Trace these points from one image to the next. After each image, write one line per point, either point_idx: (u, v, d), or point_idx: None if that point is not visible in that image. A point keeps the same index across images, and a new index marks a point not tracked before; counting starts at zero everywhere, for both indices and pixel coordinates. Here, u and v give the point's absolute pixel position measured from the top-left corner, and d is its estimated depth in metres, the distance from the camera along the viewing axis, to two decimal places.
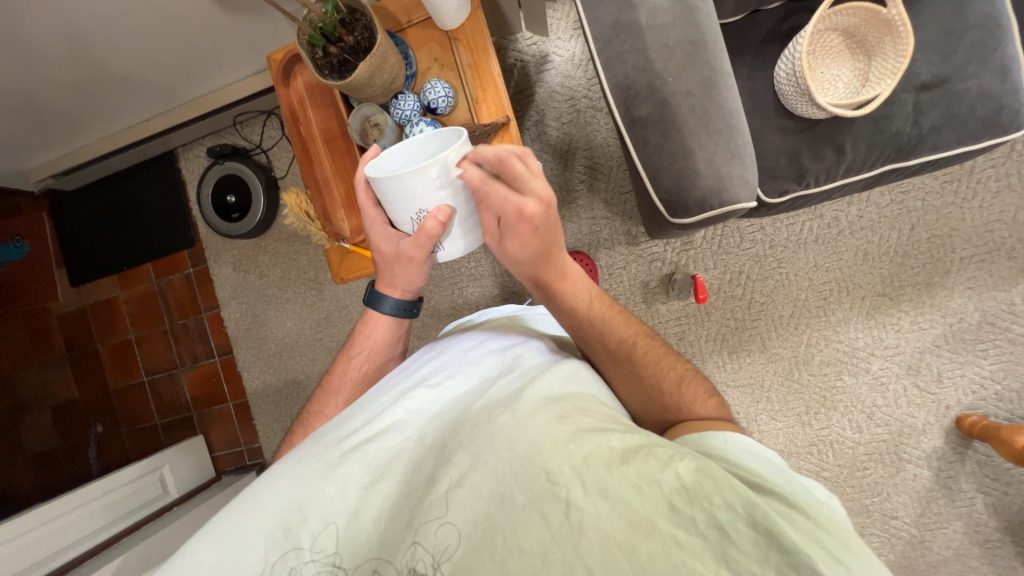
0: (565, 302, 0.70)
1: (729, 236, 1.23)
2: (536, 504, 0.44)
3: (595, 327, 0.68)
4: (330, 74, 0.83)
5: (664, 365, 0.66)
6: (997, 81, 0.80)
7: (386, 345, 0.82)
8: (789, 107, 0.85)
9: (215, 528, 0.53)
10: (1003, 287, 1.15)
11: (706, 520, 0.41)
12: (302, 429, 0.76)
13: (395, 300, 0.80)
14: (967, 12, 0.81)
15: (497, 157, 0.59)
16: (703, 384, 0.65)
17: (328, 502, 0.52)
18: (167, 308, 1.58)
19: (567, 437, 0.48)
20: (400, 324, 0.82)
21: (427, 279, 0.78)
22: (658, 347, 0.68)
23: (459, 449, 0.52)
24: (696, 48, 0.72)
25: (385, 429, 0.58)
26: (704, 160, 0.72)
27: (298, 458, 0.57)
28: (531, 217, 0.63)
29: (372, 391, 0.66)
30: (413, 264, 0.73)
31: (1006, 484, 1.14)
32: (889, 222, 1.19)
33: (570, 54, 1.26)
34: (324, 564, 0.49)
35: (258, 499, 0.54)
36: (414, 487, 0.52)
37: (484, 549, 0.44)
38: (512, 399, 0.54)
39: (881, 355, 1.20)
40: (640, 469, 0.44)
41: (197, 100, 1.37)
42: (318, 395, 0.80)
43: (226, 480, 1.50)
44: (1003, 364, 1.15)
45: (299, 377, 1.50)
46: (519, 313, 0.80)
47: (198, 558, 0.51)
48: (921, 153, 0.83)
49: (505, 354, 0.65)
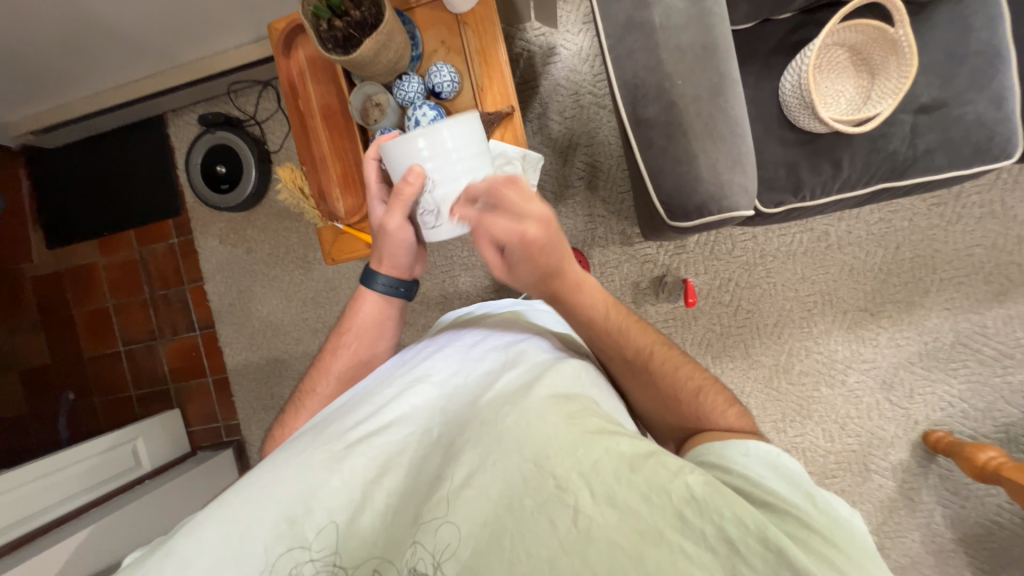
0: (579, 315, 0.67)
1: (721, 242, 1.25)
2: (543, 508, 0.44)
3: (612, 337, 0.66)
4: (334, 48, 0.81)
5: (683, 375, 0.64)
6: (992, 109, 0.82)
7: (378, 326, 0.80)
8: (791, 119, 0.86)
9: (210, 516, 0.51)
10: (978, 310, 1.19)
11: (717, 534, 0.40)
12: (295, 405, 0.77)
13: (384, 277, 0.79)
14: (970, 39, 0.83)
15: (488, 187, 0.61)
16: (725, 393, 0.63)
17: (333, 495, 0.51)
18: (148, 277, 1.54)
19: (576, 441, 0.47)
20: (388, 305, 0.80)
21: (412, 254, 0.77)
22: (676, 355, 0.65)
23: (467, 447, 0.51)
24: (707, 52, 0.72)
25: (390, 423, 0.57)
26: (706, 165, 0.72)
27: (299, 448, 0.56)
28: (535, 241, 0.61)
29: (376, 381, 0.65)
30: (393, 232, 0.72)
31: (964, 497, 1.19)
32: (876, 240, 1.21)
33: (578, 48, 1.25)
34: (324, 563, 0.48)
35: (258, 485, 0.53)
36: (421, 481, 0.52)
37: (491, 550, 0.43)
38: (520, 398, 0.53)
39: (858, 368, 1.23)
40: (650, 478, 0.44)
41: (191, 65, 1.33)
42: (311, 372, 0.80)
43: (200, 455, 1.48)
44: (971, 384, 1.20)
45: (282, 356, 1.49)
46: (519, 307, 0.77)
47: (196, 547, 0.49)
48: (914, 174, 0.85)
49: (508, 349, 0.63)
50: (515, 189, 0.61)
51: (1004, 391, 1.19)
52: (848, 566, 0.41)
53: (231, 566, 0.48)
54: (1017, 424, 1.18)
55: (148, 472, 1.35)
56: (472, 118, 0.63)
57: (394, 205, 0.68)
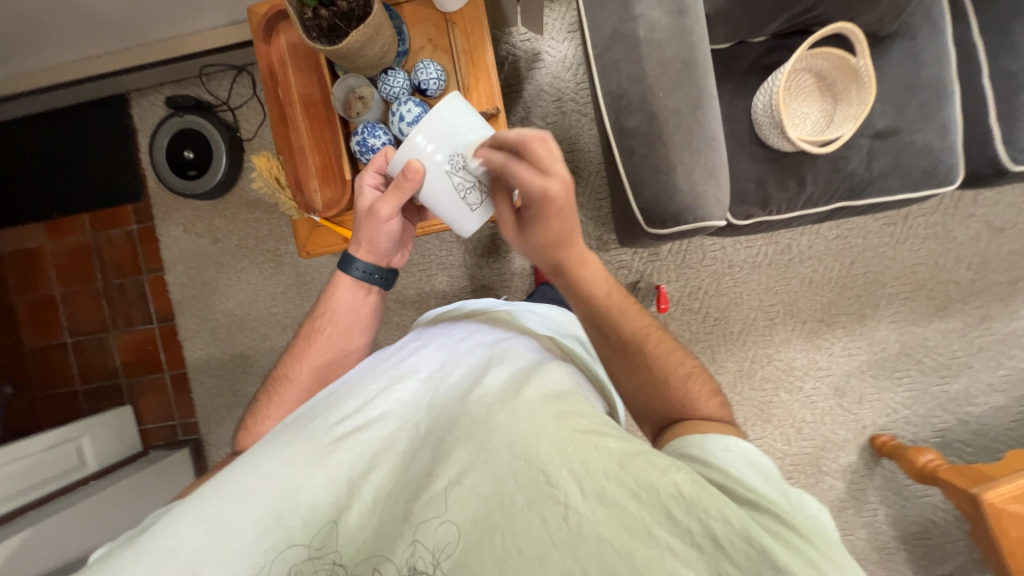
0: (583, 290, 0.69)
1: (692, 251, 1.30)
2: (534, 505, 0.43)
3: (612, 316, 0.68)
4: (318, 37, 0.79)
5: (671, 361, 0.67)
6: (938, 138, 0.89)
7: (352, 311, 0.79)
8: (762, 137, 0.91)
9: (188, 511, 0.49)
10: (921, 323, 1.29)
11: (702, 530, 0.40)
12: (268, 393, 0.75)
13: (362, 262, 0.77)
14: (921, 73, 0.90)
15: (519, 138, 0.61)
16: (708, 382, 0.66)
17: (320, 491, 0.50)
18: (101, 264, 1.45)
19: (564, 439, 0.46)
20: (363, 290, 0.79)
21: (395, 242, 0.77)
22: (668, 341, 0.69)
23: (456, 444, 0.50)
24: (687, 68, 0.75)
25: (377, 419, 0.56)
26: (684, 176, 0.75)
27: (279, 442, 0.54)
28: (555, 200, 0.63)
29: (358, 375, 0.63)
30: (380, 220, 0.73)
31: (904, 497, 1.28)
32: (834, 255, 1.29)
33: (562, 55, 1.27)
34: (324, 562, 0.46)
35: (239, 481, 0.51)
36: (411, 478, 0.50)
37: (482, 546, 0.43)
38: (509, 396, 0.51)
39: (815, 375, 1.30)
40: (639, 476, 0.43)
41: (159, 44, 1.27)
42: (285, 358, 0.78)
43: (153, 454, 1.40)
44: (913, 392, 1.29)
45: (247, 351, 1.43)
46: (504, 308, 0.78)
47: (174, 542, 0.47)
48: (868, 195, 0.91)
49: (494, 346, 0.62)
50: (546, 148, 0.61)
51: (941, 398, 1.28)
52: (824, 564, 0.41)
53: (214, 559, 0.46)
54: (952, 429, 1.28)
55: (95, 472, 1.26)
56: (456, 97, 0.64)
57: (388, 195, 0.70)
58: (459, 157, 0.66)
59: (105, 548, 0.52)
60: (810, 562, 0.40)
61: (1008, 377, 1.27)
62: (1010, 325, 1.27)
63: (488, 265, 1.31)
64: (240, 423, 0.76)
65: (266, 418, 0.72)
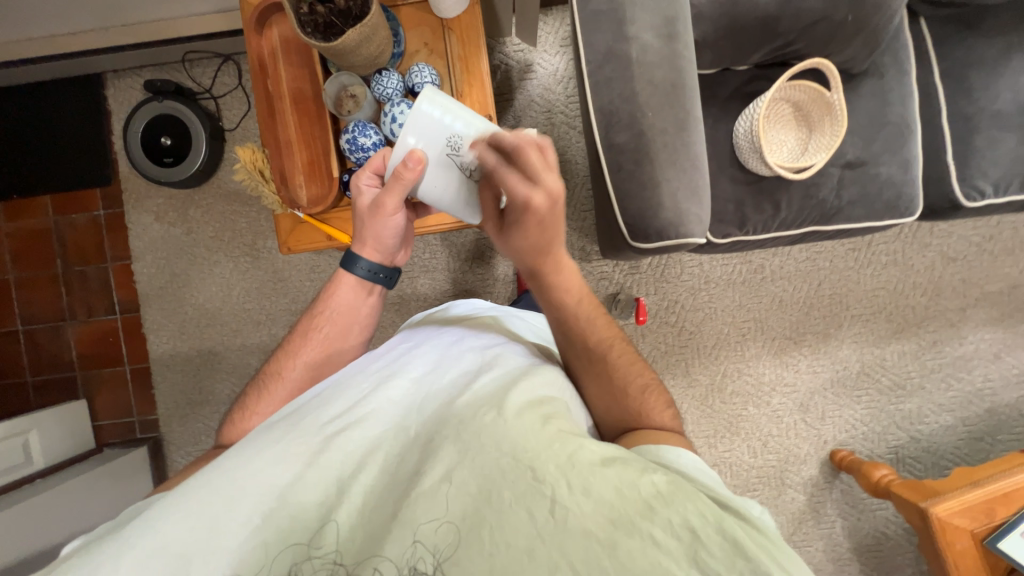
0: (558, 294, 0.71)
1: (671, 266, 1.34)
2: (521, 500, 0.43)
3: (581, 324, 0.70)
4: (313, 33, 0.78)
5: (629, 370, 0.68)
6: (901, 172, 0.95)
7: (351, 311, 0.77)
8: (741, 160, 0.95)
9: (175, 506, 0.47)
10: (880, 345, 1.36)
11: (681, 522, 0.40)
12: (258, 388, 0.73)
13: (366, 261, 0.77)
14: (888, 111, 0.96)
15: (517, 143, 0.64)
16: (663, 395, 0.68)
17: (310, 489, 0.48)
18: (63, 250, 1.38)
19: (550, 438, 0.46)
20: (366, 290, 0.78)
21: (400, 237, 0.77)
22: (630, 352, 0.70)
23: (447, 443, 0.49)
24: (676, 90, 0.77)
25: (366, 418, 0.54)
26: (668, 193, 0.78)
27: (266, 439, 0.53)
28: (537, 209, 0.65)
29: (347, 375, 0.62)
30: (385, 216, 0.73)
31: (860, 510, 1.34)
32: (803, 276, 1.35)
33: (553, 68, 1.30)
34: (324, 562, 0.44)
35: (230, 478, 0.49)
36: (401, 477, 0.49)
37: (473, 543, 0.42)
38: (499, 398, 0.52)
39: (781, 391, 1.36)
40: (620, 474, 0.44)
41: (140, 25, 1.23)
42: (278, 355, 0.76)
43: (108, 452, 1.33)
44: (871, 409, 1.36)
45: (215, 348, 1.38)
46: (497, 313, 0.78)
47: (159, 540, 0.45)
48: (837, 221, 0.96)
49: (485, 351, 0.61)
50: (539, 156, 0.64)
51: (896, 417, 1.36)
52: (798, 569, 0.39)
53: (201, 557, 0.44)
54: (905, 445, 1.35)
55: (43, 470, 1.19)
56: (434, 88, 0.68)
57: (389, 189, 0.71)
58: (456, 138, 0.68)
59: (78, 545, 0.49)
60: (777, 562, 0.38)
61: (956, 398, 1.36)
62: (959, 349, 1.36)
63: (470, 270, 1.31)
64: (225, 417, 0.73)
65: (252, 415, 0.70)
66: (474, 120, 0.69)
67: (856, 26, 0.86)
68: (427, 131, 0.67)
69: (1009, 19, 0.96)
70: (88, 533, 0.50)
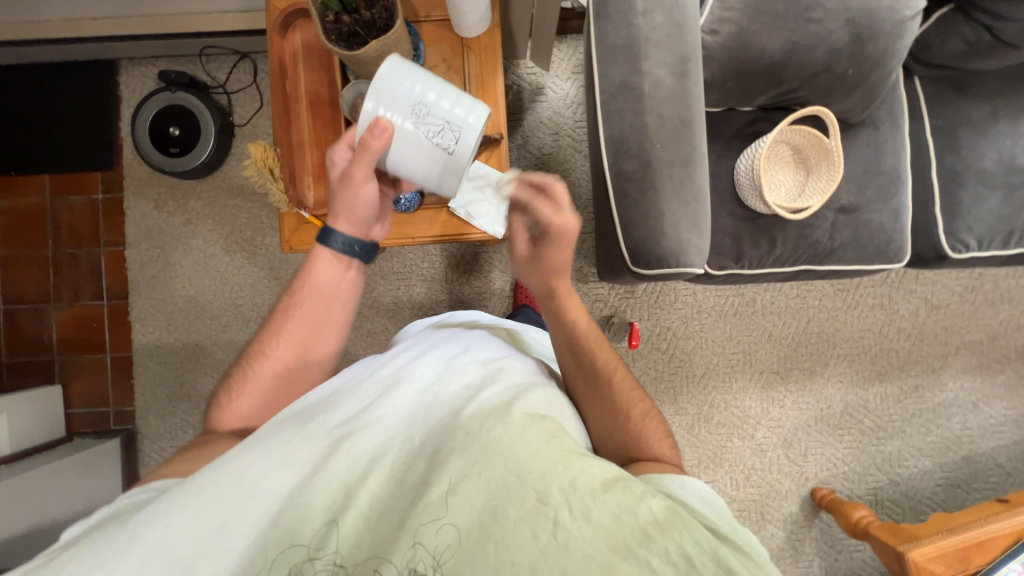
0: (573, 312, 0.75)
1: (666, 293, 1.36)
2: (525, 520, 0.43)
3: (585, 348, 0.71)
4: (336, 40, 0.80)
5: (629, 396, 0.68)
6: (891, 220, 0.99)
7: (332, 287, 0.73)
8: (741, 197, 0.98)
9: (178, 502, 0.46)
10: (863, 386, 1.39)
11: (678, 551, 0.40)
12: (241, 367, 0.70)
13: (342, 234, 0.73)
14: (882, 161, 1.00)
15: (546, 180, 0.74)
16: (660, 421, 0.68)
17: (316, 492, 0.48)
18: (55, 231, 1.37)
19: (554, 458, 0.46)
20: (343, 264, 0.74)
21: (375, 208, 0.74)
22: (630, 378, 0.71)
23: (452, 455, 0.49)
24: (684, 125, 0.80)
25: (372, 423, 0.53)
26: (670, 224, 0.80)
27: (270, 437, 0.52)
28: (566, 234, 0.75)
29: (352, 373, 0.61)
30: (356, 185, 0.70)
31: (837, 551, 1.34)
32: (792, 312, 1.38)
33: (564, 93, 1.33)
34: (325, 562, 0.45)
35: (236, 478, 0.48)
36: (406, 486, 0.49)
37: (475, 556, 0.42)
38: (504, 413, 0.51)
39: (766, 425, 1.37)
40: (620, 500, 0.43)
41: (161, 17, 1.24)
42: (261, 332, 0.73)
43: (79, 442, 1.29)
44: (853, 449, 1.37)
45: (202, 342, 1.35)
46: (507, 326, 0.79)
47: (158, 544, 0.44)
48: (829, 262, 1.00)
49: (489, 365, 0.59)
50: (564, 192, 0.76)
51: (876, 458, 1.37)
52: None
53: (210, 553, 0.44)
54: (884, 488, 1.37)
55: (10, 455, 1.14)
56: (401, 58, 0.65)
57: (360, 158, 0.67)
58: (422, 105, 0.64)
59: (79, 534, 0.47)
60: None
61: (934, 444, 1.38)
62: (940, 396, 1.39)
63: (467, 282, 1.32)
64: (213, 397, 0.71)
65: (240, 396, 0.68)
66: (444, 88, 0.65)
67: (855, 80, 0.90)
68: (390, 99, 0.64)
69: (998, 85, 1.02)
70: (86, 521, 0.49)
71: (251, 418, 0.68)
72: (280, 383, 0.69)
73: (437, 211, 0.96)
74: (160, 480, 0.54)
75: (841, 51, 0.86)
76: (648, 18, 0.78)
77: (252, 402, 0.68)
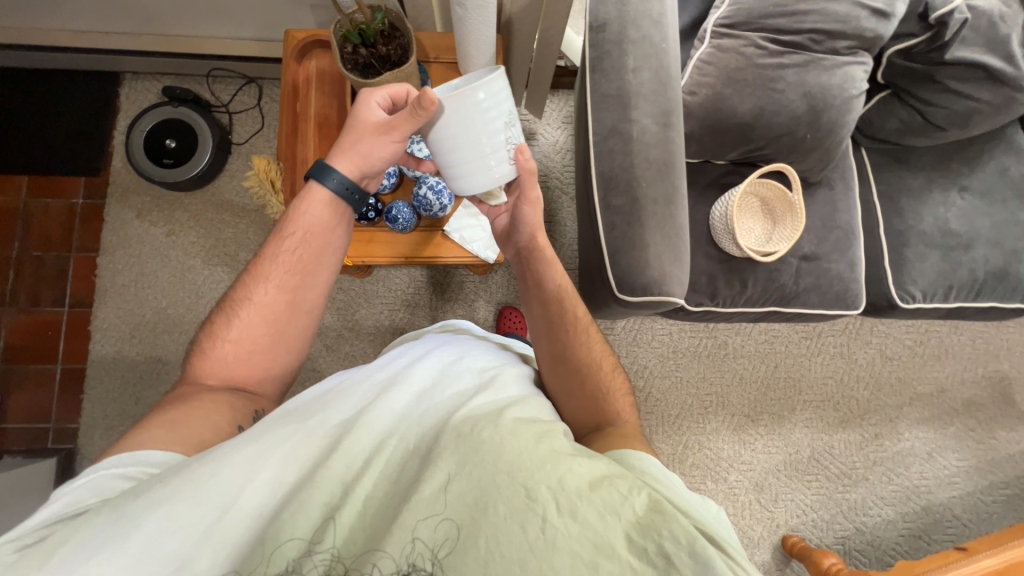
0: (551, 267, 0.77)
1: (644, 331, 1.41)
2: (516, 515, 0.44)
3: (563, 305, 0.75)
4: (352, 69, 0.85)
5: (599, 351, 0.74)
6: (848, 270, 1.09)
7: (323, 233, 0.72)
8: (715, 240, 1.06)
9: (175, 493, 0.44)
10: (828, 432, 1.44)
11: (657, 551, 0.42)
12: (225, 313, 0.67)
13: (341, 175, 0.71)
14: (838, 217, 1.12)
15: None
16: (623, 382, 0.75)
17: (314, 489, 0.47)
18: (24, 233, 1.32)
19: (543, 458, 0.47)
20: (337, 218, 0.73)
21: (387, 160, 0.72)
22: (600, 339, 0.76)
23: (446, 453, 0.49)
24: (667, 169, 0.88)
25: (368, 422, 0.53)
26: (654, 255, 0.86)
27: (271, 432, 0.51)
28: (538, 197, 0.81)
29: (347, 377, 0.62)
30: (386, 138, 0.68)
31: None
32: (761, 356, 1.45)
33: (554, 140, 1.44)
34: (324, 557, 0.44)
35: (237, 471, 0.47)
36: (402, 485, 0.49)
37: (469, 549, 0.43)
38: (494, 416, 0.52)
39: (738, 468, 1.39)
40: (605, 499, 0.45)
41: (174, 37, 1.29)
42: (244, 278, 0.69)
43: (8, 460, 1.18)
44: (819, 496, 1.40)
45: (166, 358, 1.29)
46: (498, 338, 0.81)
47: (150, 533, 0.43)
48: (794, 305, 1.08)
49: (483, 372, 0.62)
50: None
51: (842, 506, 1.40)
52: None
53: (212, 542, 0.44)
54: (851, 537, 1.38)
55: None
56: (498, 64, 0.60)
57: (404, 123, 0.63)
58: (513, 117, 0.61)
59: (72, 510, 0.46)
60: None
61: (896, 493, 1.42)
62: (897, 445, 1.45)
63: (452, 308, 1.33)
64: (191, 346, 0.67)
65: (224, 342, 0.65)
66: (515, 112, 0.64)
67: (813, 144, 1.02)
68: (484, 102, 0.57)
69: (930, 160, 1.17)
70: (79, 495, 0.47)
71: (234, 367, 0.65)
72: (265, 329, 0.67)
73: (430, 233, 0.98)
74: (146, 449, 0.52)
75: (800, 118, 0.98)
76: (637, 74, 0.88)
77: (238, 349, 0.65)
